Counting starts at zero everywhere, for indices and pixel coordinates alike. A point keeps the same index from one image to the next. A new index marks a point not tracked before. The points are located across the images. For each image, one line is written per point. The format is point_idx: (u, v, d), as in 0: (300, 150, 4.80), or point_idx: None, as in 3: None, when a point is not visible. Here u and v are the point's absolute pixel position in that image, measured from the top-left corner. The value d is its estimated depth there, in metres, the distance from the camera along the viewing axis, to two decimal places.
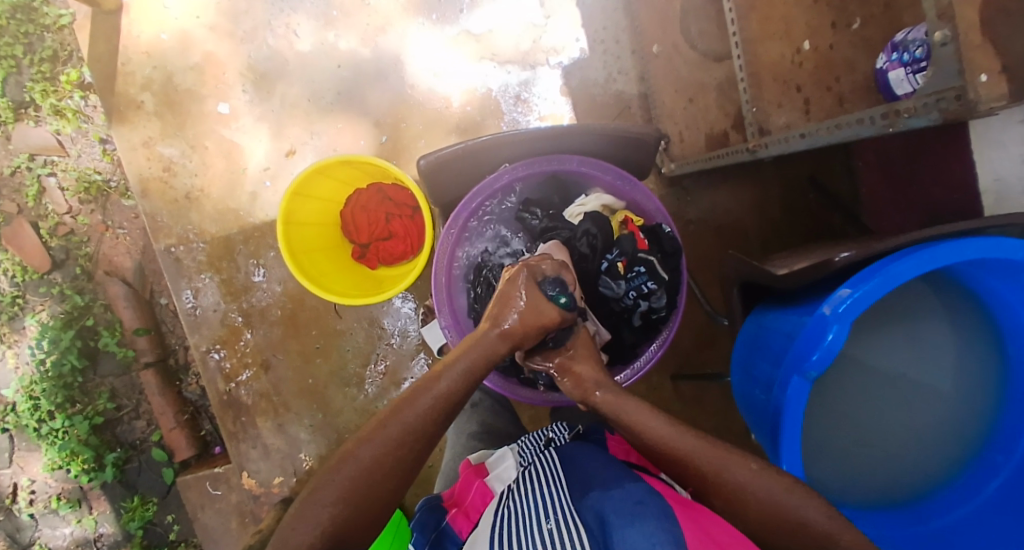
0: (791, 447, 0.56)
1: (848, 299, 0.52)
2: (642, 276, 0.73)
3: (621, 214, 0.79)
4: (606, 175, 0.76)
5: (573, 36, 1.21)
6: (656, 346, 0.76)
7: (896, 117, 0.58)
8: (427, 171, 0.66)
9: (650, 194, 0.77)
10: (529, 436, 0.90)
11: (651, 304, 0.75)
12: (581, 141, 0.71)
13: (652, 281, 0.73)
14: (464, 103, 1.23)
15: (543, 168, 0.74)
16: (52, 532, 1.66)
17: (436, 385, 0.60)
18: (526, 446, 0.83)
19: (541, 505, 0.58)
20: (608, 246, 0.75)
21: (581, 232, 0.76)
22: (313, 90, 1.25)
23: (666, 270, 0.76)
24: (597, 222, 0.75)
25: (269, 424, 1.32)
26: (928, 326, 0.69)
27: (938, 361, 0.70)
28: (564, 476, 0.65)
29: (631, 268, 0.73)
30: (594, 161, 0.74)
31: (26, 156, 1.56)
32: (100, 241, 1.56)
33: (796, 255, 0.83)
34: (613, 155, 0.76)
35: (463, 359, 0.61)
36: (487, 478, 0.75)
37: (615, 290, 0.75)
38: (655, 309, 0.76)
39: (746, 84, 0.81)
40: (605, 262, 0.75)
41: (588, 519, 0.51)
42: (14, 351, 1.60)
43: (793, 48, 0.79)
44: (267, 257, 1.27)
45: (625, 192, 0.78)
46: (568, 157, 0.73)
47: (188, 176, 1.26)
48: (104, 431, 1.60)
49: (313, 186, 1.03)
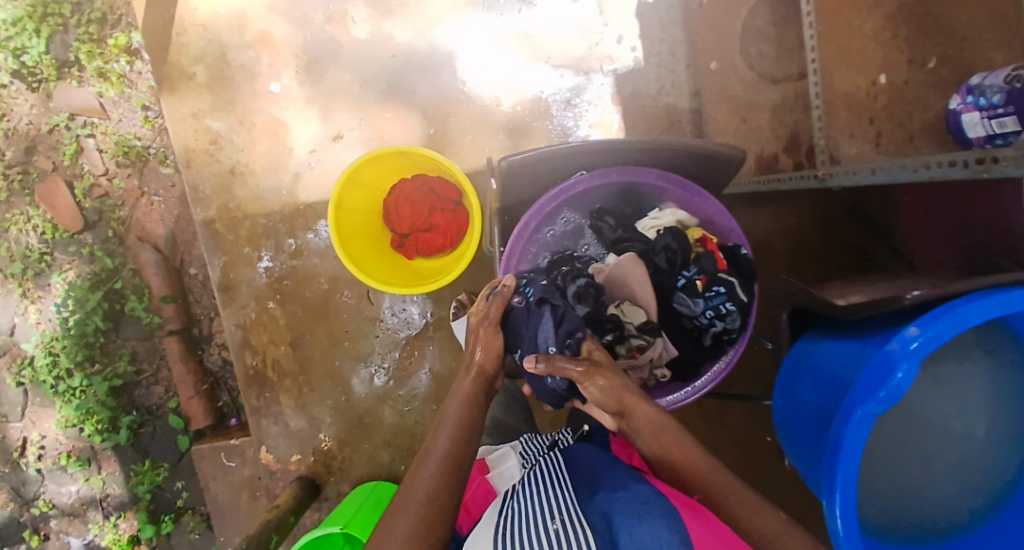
0: (845, 478, 0.59)
1: (917, 338, 0.57)
2: (721, 297, 0.72)
3: (696, 231, 0.78)
4: (681, 190, 0.77)
5: (629, 45, 1.21)
6: (719, 368, 0.76)
7: (992, 164, 0.59)
8: (506, 173, 0.66)
9: (724, 210, 0.77)
10: (530, 440, 0.94)
11: (726, 325, 0.74)
12: (664, 157, 0.71)
13: (730, 302, 0.72)
14: (514, 103, 1.23)
15: (622, 179, 0.75)
16: (58, 488, 1.68)
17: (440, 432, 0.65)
18: (530, 449, 0.88)
19: (551, 511, 0.58)
20: (686, 263, 0.74)
21: (659, 247, 0.76)
22: (364, 78, 1.25)
23: (746, 291, 0.74)
24: (678, 237, 0.74)
25: (292, 402, 1.34)
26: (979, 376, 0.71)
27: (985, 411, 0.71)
28: (569, 486, 0.64)
29: (711, 287, 0.72)
30: (671, 176, 0.75)
31: (66, 115, 1.56)
32: (134, 206, 1.57)
33: (850, 286, 0.85)
34: (690, 171, 0.77)
35: (449, 421, 0.66)
36: (489, 475, 0.83)
37: (691, 307, 0.74)
38: (728, 330, 0.74)
39: (820, 111, 0.89)
40: (682, 278, 0.74)
41: (596, 522, 0.51)
42: (37, 307, 1.61)
43: (868, 81, 0.82)
44: (306, 238, 1.28)
45: (700, 208, 0.79)
46: (647, 169, 0.74)
47: (233, 151, 1.27)
48: (122, 394, 1.61)
49: (364, 173, 1.04)
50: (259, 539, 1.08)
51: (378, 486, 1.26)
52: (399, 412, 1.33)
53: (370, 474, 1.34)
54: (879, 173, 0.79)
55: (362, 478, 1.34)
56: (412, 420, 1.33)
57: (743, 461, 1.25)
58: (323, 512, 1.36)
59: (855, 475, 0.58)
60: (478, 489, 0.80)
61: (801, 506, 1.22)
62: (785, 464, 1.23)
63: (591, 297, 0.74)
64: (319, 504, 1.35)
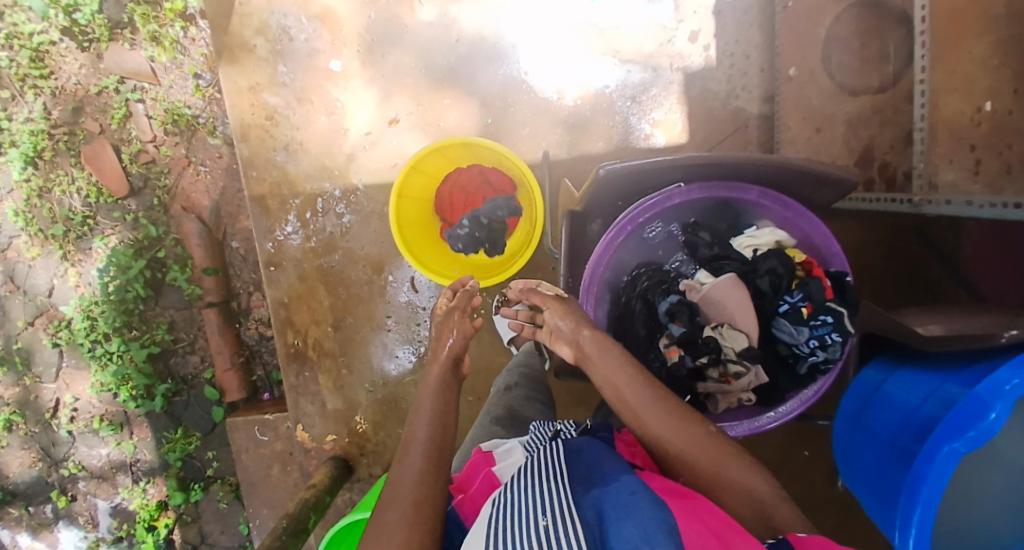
0: (922, 514, 0.57)
1: (1011, 380, 0.55)
2: (827, 326, 0.69)
3: (797, 253, 0.75)
4: (784, 210, 0.74)
5: (702, 44, 1.17)
6: (798, 401, 0.75)
7: None
8: (601, 180, 0.67)
9: (828, 233, 0.73)
10: (538, 427, 0.80)
11: (826, 355, 0.71)
12: (772, 176, 0.69)
13: (836, 333, 0.69)
14: (577, 98, 1.20)
15: (719, 194, 0.73)
16: (88, 450, 1.71)
17: (414, 440, 0.66)
18: (533, 439, 0.73)
19: (541, 495, 0.49)
20: (790, 287, 0.71)
21: (762, 269, 0.73)
22: (426, 61, 1.22)
23: (852, 322, 0.71)
24: (784, 261, 0.71)
25: (330, 383, 1.35)
26: None
27: None
28: (562, 468, 0.56)
29: (816, 315, 0.69)
30: (775, 195, 0.73)
31: (117, 78, 1.55)
32: (180, 175, 1.57)
33: (930, 315, 0.83)
34: (794, 189, 0.74)
35: (427, 410, 0.71)
36: (495, 468, 0.68)
37: (794, 335, 0.72)
38: (827, 361, 0.72)
39: (922, 135, 0.87)
40: (784, 303, 0.72)
41: (587, 516, 0.43)
42: (77, 270, 1.62)
43: (973, 107, 0.79)
44: (355, 221, 1.27)
45: (800, 228, 0.76)
46: (748, 187, 0.72)
47: (289, 128, 1.26)
48: (158, 361, 1.63)
49: (427, 161, 1.04)
50: (298, 517, 1.09)
51: None
52: None
53: None
54: (985, 208, 0.78)
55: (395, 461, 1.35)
56: None
57: (783, 477, 1.23)
58: (354, 493, 1.37)
59: (933, 511, 0.57)
60: (481, 482, 0.67)
61: (835, 526, 1.22)
62: (826, 483, 1.21)
63: (684, 315, 0.75)
64: (350, 485, 1.36)
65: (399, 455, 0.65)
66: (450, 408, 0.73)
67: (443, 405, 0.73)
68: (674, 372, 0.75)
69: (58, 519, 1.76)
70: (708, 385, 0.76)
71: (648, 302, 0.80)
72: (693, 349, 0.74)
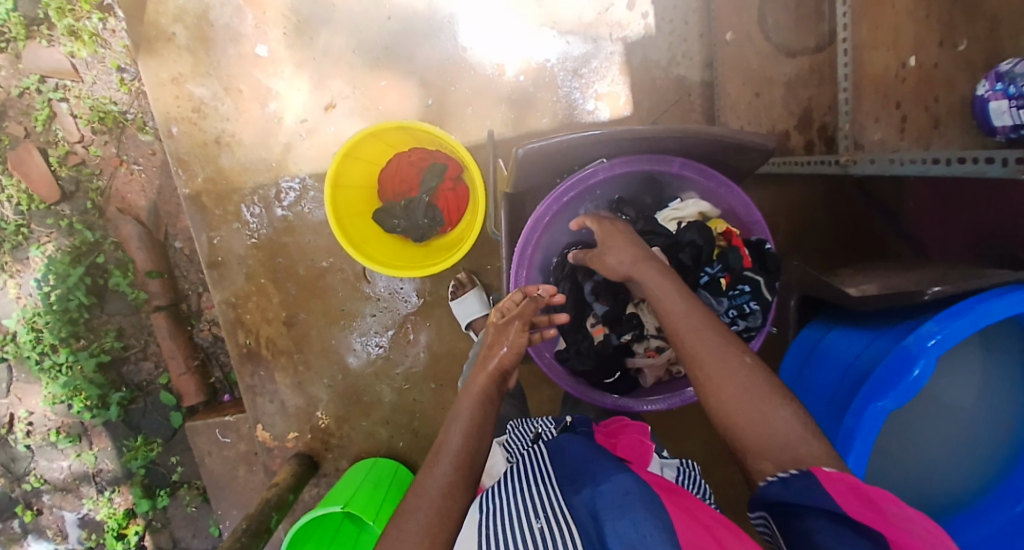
0: (856, 468, 0.58)
1: (936, 335, 0.56)
2: (744, 295, 0.73)
3: (720, 223, 0.78)
4: (708, 181, 0.75)
5: (640, 11, 1.15)
6: None
7: None
8: (523, 161, 0.63)
9: (749, 203, 0.75)
10: (515, 428, 0.82)
11: (747, 323, 0.74)
12: (693, 148, 0.68)
13: (753, 301, 0.73)
14: (517, 72, 1.17)
15: (643, 167, 0.72)
16: (49, 464, 1.64)
17: (446, 448, 0.57)
18: (514, 441, 0.76)
19: (530, 501, 0.49)
20: (710, 259, 0.73)
21: (684, 242, 0.74)
22: (358, 42, 1.17)
23: (770, 290, 0.75)
24: (703, 233, 0.73)
25: (288, 380, 1.32)
26: (969, 353, 0.71)
27: (974, 379, 0.71)
28: (548, 468, 0.56)
29: (734, 285, 0.73)
30: (697, 166, 0.72)
31: (37, 78, 1.45)
32: (113, 175, 1.50)
33: (862, 272, 0.84)
34: (716, 159, 0.74)
35: (464, 416, 0.62)
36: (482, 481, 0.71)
37: (715, 305, 0.74)
38: (749, 328, 0.75)
39: (848, 94, 0.88)
40: (704, 275, 0.74)
41: (581, 519, 0.43)
42: (16, 281, 1.53)
43: (899, 61, 0.79)
44: (298, 212, 1.23)
45: (724, 198, 0.77)
46: (672, 159, 0.71)
47: (219, 120, 1.20)
48: (110, 370, 1.57)
49: (362, 147, 1.00)
50: (259, 518, 1.07)
51: (377, 463, 1.26)
52: (396, 390, 1.31)
53: (369, 451, 1.33)
54: (906, 164, 0.76)
55: (361, 453, 1.34)
56: (412, 397, 1.32)
57: None
58: (322, 487, 1.36)
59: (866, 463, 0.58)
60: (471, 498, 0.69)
61: None
62: None
63: (608, 294, 0.81)
64: (317, 479, 1.35)
65: (424, 468, 0.56)
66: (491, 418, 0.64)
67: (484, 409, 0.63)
68: (601, 349, 0.81)
69: (26, 534, 1.68)
70: (636, 360, 0.83)
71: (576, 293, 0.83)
72: (617, 328, 0.81)
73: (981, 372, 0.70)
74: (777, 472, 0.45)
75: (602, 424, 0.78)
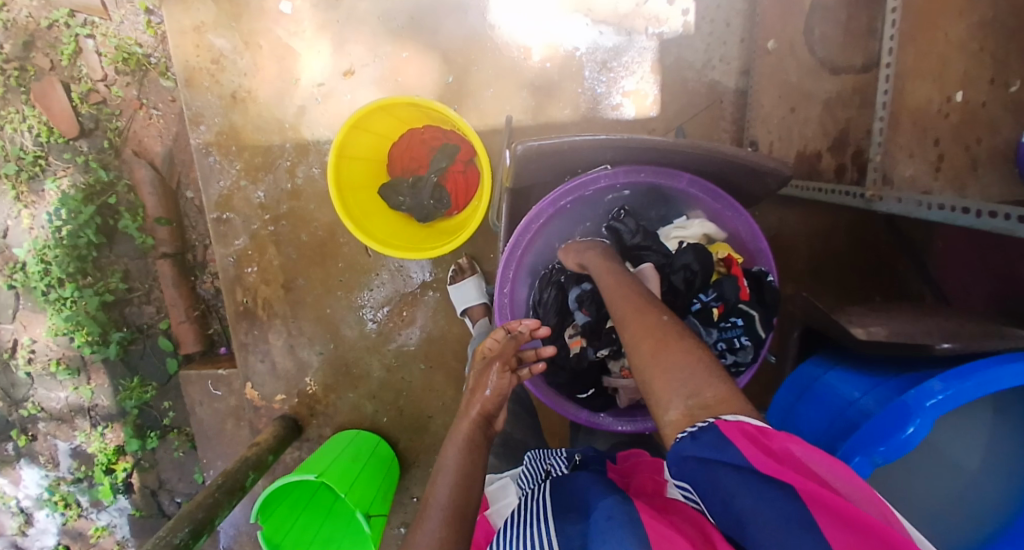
0: None
1: (938, 394, 0.52)
2: (737, 329, 0.69)
3: (722, 248, 0.74)
4: (716, 202, 0.73)
5: (680, 7, 1.09)
6: None
7: None
8: (522, 159, 0.60)
9: (755, 228, 0.73)
10: (533, 460, 0.80)
11: (736, 358, 0.71)
12: (701, 165, 0.66)
13: (746, 336, 0.70)
14: (544, 58, 1.12)
15: (648, 180, 0.70)
16: (47, 393, 1.69)
17: (434, 500, 0.56)
18: (527, 475, 0.74)
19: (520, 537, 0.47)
20: (704, 286, 0.70)
21: (678, 263, 0.71)
22: (385, 8, 1.13)
23: (764, 326, 0.71)
24: (701, 257, 0.69)
25: (280, 342, 1.32)
26: (979, 417, 0.67)
27: (979, 446, 0.66)
28: (546, 497, 0.54)
29: (727, 317, 0.69)
30: (704, 184, 0.71)
31: (66, 11, 1.44)
32: (132, 118, 1.49)
33: (871, 312, 0.80)
34: (725, 179, 0.72)
35: (451, 467, 0.59)
36: (488, 513, 0.68)
37: (704, 335, 0.71)
38: (738, 363, 0.72)
39: (882, 124, 0.80)
40: (697, 302, 0.71)
41: None
42: (30, 212, 1.55)
43: (943, 96, 0.74)
44: (307, 177, 1.22)
45: (730, 222, 0.75)
46: (680, 174, 0.70)
47: (236, 74, 1.18)
48: (113, 310, 1.59)
49: (371, 120, 0.98)
50: (236, 476, 1.08)
51: (357, 436, 1.27)
52: (385, 366, 1.31)
53: (352, 422, 1.34)
54: (934, 209, 0.71)
55: (344, 424, 1.34)
56: (400, 375, 1.31)
57: None
58: (303, 451, 1.38)
59: None
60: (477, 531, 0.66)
61: None
62: None
63: (591, 304, 0.78)
64: (299, 443, 1.36)
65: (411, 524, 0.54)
66: (481, 459, 0.62)
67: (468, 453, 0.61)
68: (575, 363, 0.80)
69: (20, 457, 1.74)
70: (611, 379, 0.81)
71: (563, 304, 0.82)
72: (595, 341, 0.79)
73: (988, 438, 0.66)
74: (688, 425, 0.40)
75: (618, 459, 0.74)
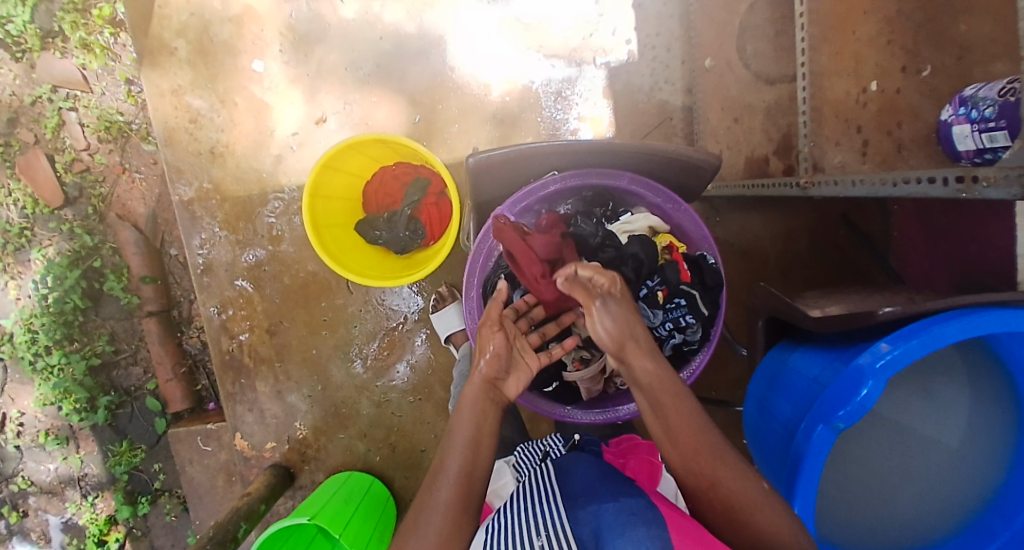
0: (806, 491, 0.58)
1: (887, 355, 0.54)
2: (681, 309, 0.76)
3: (665, 237, 0.79)
4: (655, 196, 0.78)
5: (624, 37, 1.19)
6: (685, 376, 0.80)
7: (971, 184, 0.50)
8: (474, 171, 0.64)
9: (696, 219, 0.78)
10: (524, 448, 0.82)
11: (685, 337, 0.78)
12: (635, 160, 0.72)
13: (690, 315, 0.76)
14: (504, 93, 1.20)
15: (592, 181, 0.76)
16: (36, 466, 1.64)
17: (447, 470, 0.55)
18: (522, 462, 0.75)
19: (530, 524, 0.47)
20: (650, 272, 0.75)
21: (627, 254, 0.75)
22: (352, 59, 1.21)
23: (706, 304, 0.78)
24: (646, 248, 0.74)
25: (268, 389, 1.32)
26: (951, 387, 0.68)
27: (949, 413, 0.69)
28: (553, 486, 0.54)
29: (671, 298, 0.75)
30: (644, 181, 0.76)
31: (49, 87, 1.51)
32: (115, 182, 1.54)
33: (828, 294, 0.83)
34: (663, 177, 0.78)
35: (463, 433, 0.58)
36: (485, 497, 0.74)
37: (651, 317, 0.76)
38: (688, 341, 0.79)
39: (807, 118, 0.89)
40: (644, 288, 0.75)
41: (584, 538, 0.41)
42: (17, 283, 1.57)
43: (859, 87, 0.82)
44: (286, 222, 1.26)
45: (671, 215, 0.80)
46: (620, 173, 0.75)
47: (214, 131, 1.24)
48: (100, 374, 1.58)
49: (342, 160, 1.03)
50: (227, 526, 1.06)
51: (352, 477, 1.25)
52: (375, 403, 1.31)
53: (345, 464, 1.32)
54: (858, 185, 0.74)
55: (337, 467, 1.33)
56: (390, 411, 1.31)
57: None
58: (297, 500, 1.35)
59: (815, 487, 0.58)
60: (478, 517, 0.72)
61: None
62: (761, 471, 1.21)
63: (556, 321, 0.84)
64: (293, 492, 1.34)
65: (426, 487, 0.54)
66: (494, 429, 0.60)
67: (492, 414, 0.60)
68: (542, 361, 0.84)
69: (11, 536, 1.67)
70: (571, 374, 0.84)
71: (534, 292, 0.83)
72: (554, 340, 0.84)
73: (962, 405, 0.68)
74: None
75: (612, 443, 0.79)
